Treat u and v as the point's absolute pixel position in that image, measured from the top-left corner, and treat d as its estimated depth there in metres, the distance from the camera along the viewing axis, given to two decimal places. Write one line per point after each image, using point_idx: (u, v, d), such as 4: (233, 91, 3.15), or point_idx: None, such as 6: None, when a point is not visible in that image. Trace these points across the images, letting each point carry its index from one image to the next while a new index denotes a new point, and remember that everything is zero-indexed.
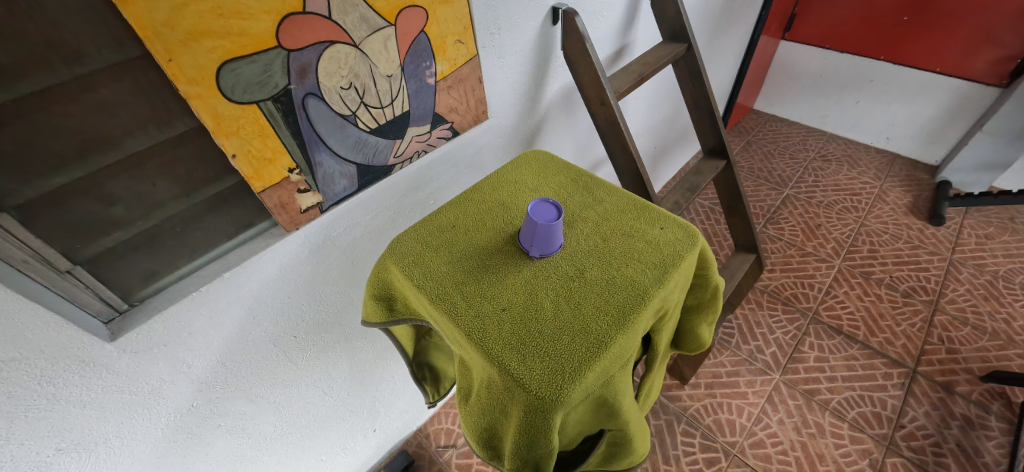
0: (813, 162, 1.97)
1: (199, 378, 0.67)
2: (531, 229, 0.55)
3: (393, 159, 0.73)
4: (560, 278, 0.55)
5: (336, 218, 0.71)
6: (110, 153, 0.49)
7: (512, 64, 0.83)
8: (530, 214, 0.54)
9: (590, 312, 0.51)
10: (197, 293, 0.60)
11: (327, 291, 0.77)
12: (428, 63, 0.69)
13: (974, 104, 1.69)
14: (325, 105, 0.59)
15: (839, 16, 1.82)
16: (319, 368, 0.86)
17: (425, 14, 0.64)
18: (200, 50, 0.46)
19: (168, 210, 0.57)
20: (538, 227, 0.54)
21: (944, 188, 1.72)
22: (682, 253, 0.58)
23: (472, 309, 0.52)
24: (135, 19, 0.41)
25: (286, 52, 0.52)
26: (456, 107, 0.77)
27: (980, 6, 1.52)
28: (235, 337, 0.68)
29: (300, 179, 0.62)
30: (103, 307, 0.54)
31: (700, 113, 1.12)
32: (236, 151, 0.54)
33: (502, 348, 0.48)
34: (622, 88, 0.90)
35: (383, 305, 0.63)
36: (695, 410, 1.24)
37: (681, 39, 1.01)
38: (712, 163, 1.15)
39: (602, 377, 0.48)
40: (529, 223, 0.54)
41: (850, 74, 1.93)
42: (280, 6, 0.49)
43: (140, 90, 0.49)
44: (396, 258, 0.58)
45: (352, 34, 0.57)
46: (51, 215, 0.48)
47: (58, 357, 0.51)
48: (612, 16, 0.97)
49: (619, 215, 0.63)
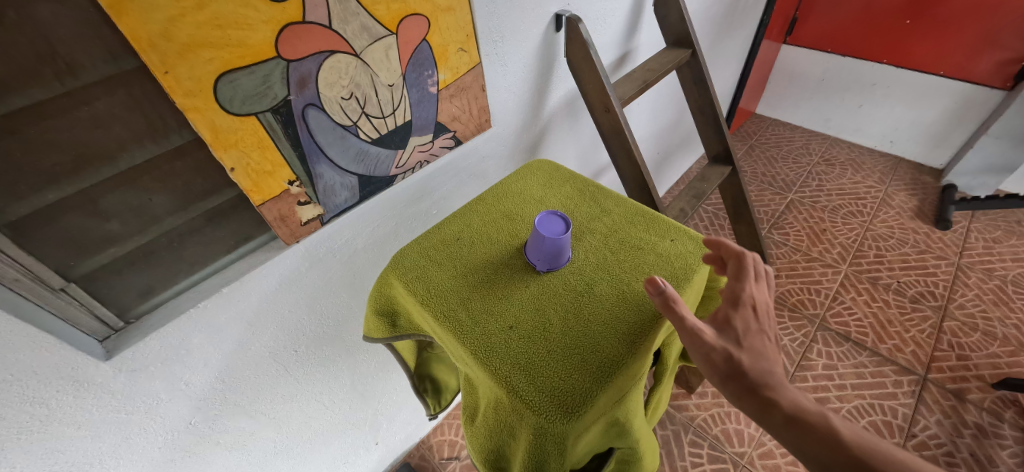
0: (817, 166, 1.96)
1: (197, 395, 0.65)
2: (542, 247, 0.53)
3: (394, 169, 0.72)
4: (568, 293, 0.53)
5: (337, 230, 0.69)
6: (104, 167, 0.48)
7: (515, 71, 0.82)
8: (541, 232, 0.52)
9: (600, 329, 0.49)
10: (195, 309, 0.58)
11: (328, 304, 0.76)
12: (430, 71, 0.67)
13: (978, 107, 1.68)
14: (326, 116, 0.58)
15: (841, 19, 1.82)
16: (320, 382, 0.84)
17: (427, 22, 0.63)
18: (197, 61, 0.45)
19: (165, 224, 0.56)
20: (554, 243, 0.53)
21: (950, 192, 1.71)
22: (693, 266, 0.56)
23: (477, 327, 0.50)
24: (130, 31, 0.40)
25: (285, 62, 0.51)
26: (458, 115, 0.76)
27: (983, 9, 1.51)
28: (234, 353, 0.67)
29: (300, 191, 0.61)
30: (98, 325, 0.53)
31: (705, 118, 1.11)
32: (234, 164, 0.53)
33: (510, 368, 0.46)
34: (626, 95, 0.88)
35: (385, 320, 0.61)
36: (702, 419, 1.21)
37: (686, 44, 1.00)
38: (718, 169, 1.13)
39: (614, 397, 0.46)
40: (540, 242, 0.53)
41: (853, 77, 1.92)
42: (279, 15, 0.48)
43: (136, 103, 0.47)
44: (400, 272, 0.56)
45: (352, 43, 0.56)
46: (45, 232, 0.47)
47: (51, 378, 0.49)
48: (615, 22, 0.96)
49: (628, 226, 0.62)
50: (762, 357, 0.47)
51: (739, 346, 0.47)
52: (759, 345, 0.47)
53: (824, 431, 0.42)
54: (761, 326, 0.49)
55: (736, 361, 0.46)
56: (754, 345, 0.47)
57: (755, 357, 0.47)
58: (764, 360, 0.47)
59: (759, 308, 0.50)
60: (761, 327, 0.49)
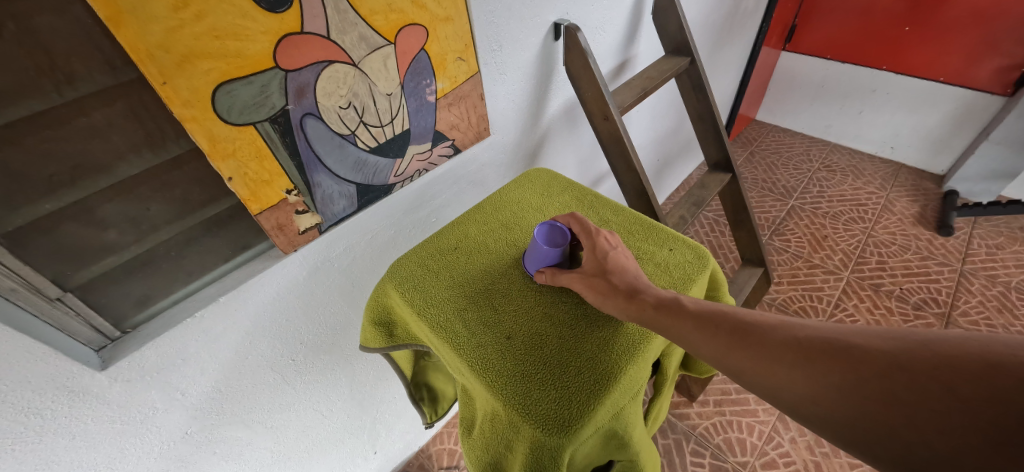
0: (818, 173, 1.96)
1: (194, 405, 0.65)
2: (562, 259, 0.55)
3: (393, 178, 0.72)
4: (566, 303, 0.53)
5: (335, 238, 0.69)
6: (102, 177, 0.48)
7: (514, 80, 0.82)
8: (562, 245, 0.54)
9: (597, 341, 0.49)
10: (192, 319, 0.58)
11: (326, 313, 0.76)
12: (428, 81, 0.68)
13: (978, 112, 1.68)
14: (324, 125, 0.58)
15: (840, 27, 1.82)
16: (318, 390, 0.84)
17: (425, 32, 0.63)
18: (195, 72, 0.45)
19: (162, 234, 0.56)
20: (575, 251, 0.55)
21: (952, 198, 1.70)
22: (692, 276, 0.56)
23: (473, 338, 0.50)
24: (128, 42, 0.40)
25: (283, 72, 0.51)
26: (457, 124, 0.76)
27: (981, 16, 1.52)
28: (231, 363, 0.66)
29: (298, 200, 0.61)
30: (94, 335, 0.53)
31: (704, 125, 1.11)
32: (232, 174, 0.53)
33: (507, 381, 0.45)
34: (625, 103, 0.89)
35: (383, 330, 0.61)
36: (704, 428, 1.20)
37: (685, 52, 1.01)
38: (718, 176, 1.13)
39: (612, 409, 0.46)
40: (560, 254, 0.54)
41: (852, 84, 1.92)
42: (277, 26, 0.48)
43: (135, 113, 0.48)
44: (397, 281, 0.56)
45: (351, 53, 0.56)
46: (41, 241, 0.46)
47: (47, 388, 0.49)
48: (613, 31, 0.96)
49: (627, 235, 0.62)
50: (622, 269, 0.51)
51: (601, 267, 0.52)
52: (614, 260, 0.53)
53: (682, 306, 0.48)
54: (615, 247, 0.55)
55: (599, 282, 0.51)
56: (611, 262, 0.52)
57: (613, 270, 0.52)
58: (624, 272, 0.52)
59: (610, 238, 0.56)
60: (617, 250, 0.54)
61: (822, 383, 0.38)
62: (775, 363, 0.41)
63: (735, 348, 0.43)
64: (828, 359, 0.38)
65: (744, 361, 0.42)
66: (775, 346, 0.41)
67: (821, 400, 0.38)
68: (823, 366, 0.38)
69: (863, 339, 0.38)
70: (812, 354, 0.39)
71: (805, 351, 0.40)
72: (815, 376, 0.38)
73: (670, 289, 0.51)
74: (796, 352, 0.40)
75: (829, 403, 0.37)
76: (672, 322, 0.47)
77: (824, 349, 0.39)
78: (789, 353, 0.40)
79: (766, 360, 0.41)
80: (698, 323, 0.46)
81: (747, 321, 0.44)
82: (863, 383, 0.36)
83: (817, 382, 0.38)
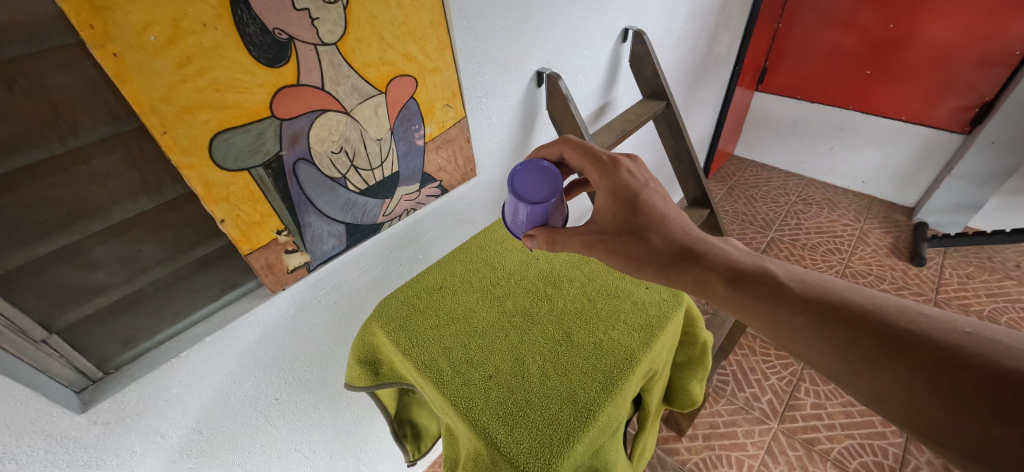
0: (794, 206, 2.04)
1: (173, 447, 0.64)
2: (548, 216, 0.61)
3: (381, 217, 0.74)
4: (547, 342, 0.55)
5: (324, 276, 0.71)
6: (97, 220, 0.49)
7: (499, 122, 0.87)
8: (550, 201, 0.60)
9: (576, 379, 0.51)
10: (176, 359, 0.58)
11: (311, 350, 0.76)
12: (416, 126, 0.71)
13: (941, 149, 1.77)
14: (315, 169, 0.60)
15: (808, 69, 1.94)
16: (299, 431, 0.82)
17: (414, 82, 0.67)
18: (194, 122, 0.48)
19: (151, 274, 0.57)
20: (560, 200, 0.61)
21: (921, 230, 1.78)
22: (667, 313, 0.58)
23: (458, 377, 0.51)
24: (133, 96, 0.43)
25: (278, 121, 0.54)
26: (444, 166, 0.79)
27: (935, 61, 1.64)
28: (214, 402, 0.66)
29: (288, 240, 0.63)
30: (76, 376, 0.53)
31: (682, 165, 1.17)
32: (224, 216, 0.55)
33: (490, 421, 0.47)
34: (606, 143, 0.93)
35: (368, 368, 0.62)
36: (694, 463, 1.19)
37: (661, 96, 1.07)
38: (695, 211, 1.20)
39: (590, 448, 0.47)
40: (548, 211, 0.61)
41: (822, 122, 2.03)
42: (275, 79, 0.52)
43: (133, 160, 0.50)
44: (383, 322, 0.59)
45: (343, 102, 0.59)
46: (30, 285, 0.47)
47: (24, 432, 0.48)
48: (594, 78, 1.03)
49: (606, 275, 0.64)
50: (659, 226, 0.56)
51: (632, 224, 0.57)
52: (652, 211, 0.57)
53: (788, 288, 0.48)
54: (645, 184, 0.59)
55: (638, 241, 0.56)
56: (647, 218, 0.56)
57: (649, 227, 0.56)
58: (667, 227, 0.56)
59: (635, 171, 0.61)
60: (647, 189, 0.59)
61: (932, 390, 0.38)
62: (882, 359, 0.40)
63: (840, 335, 0.43)
64: (949, 368, 0.37)
65: (853, 354, 0.42)
66: (888, 339, 0.41)
67: (920, 401, 0.38)
68: (943, 371, 0.38)
69: (994, 346, 0.37)
70: (934, 365, 0.38)
71: (927, 354, 0.39)
72: (924, 380, 0.38)
73: (763, 264, 0.51)
74: (910, 348, 0.40)
75: (928, 406, 0.38)
76: (757, 300, 0.48)
77: (959, 364, 0.37)
78: (899, 351, 0.40)
79: (878, 360, 0.40)
80: (799, 307, 0.46)
81: (863, 307, 0.43)
82: (995, 402, 0.35)
83: (935, 393, 0.38)
